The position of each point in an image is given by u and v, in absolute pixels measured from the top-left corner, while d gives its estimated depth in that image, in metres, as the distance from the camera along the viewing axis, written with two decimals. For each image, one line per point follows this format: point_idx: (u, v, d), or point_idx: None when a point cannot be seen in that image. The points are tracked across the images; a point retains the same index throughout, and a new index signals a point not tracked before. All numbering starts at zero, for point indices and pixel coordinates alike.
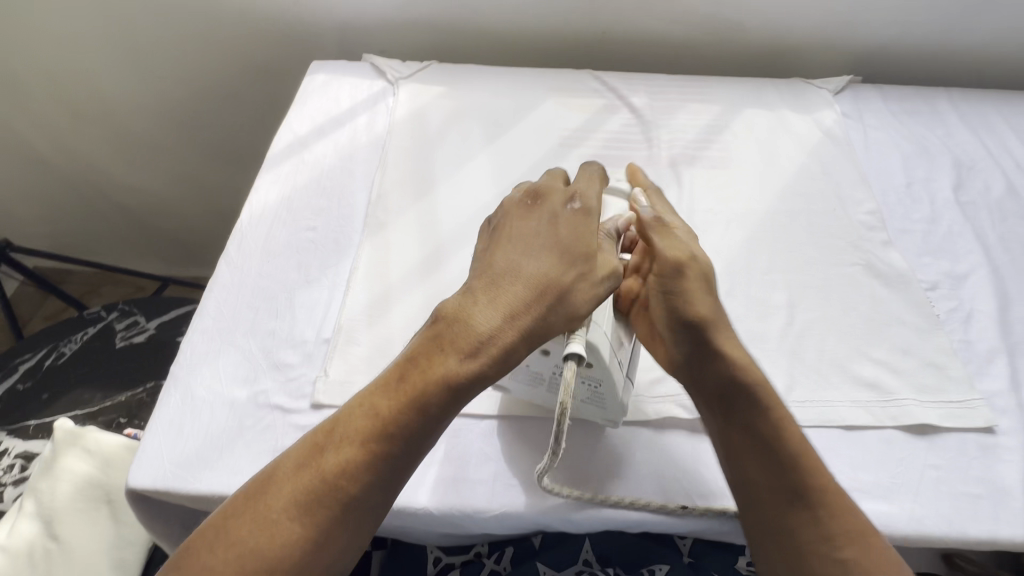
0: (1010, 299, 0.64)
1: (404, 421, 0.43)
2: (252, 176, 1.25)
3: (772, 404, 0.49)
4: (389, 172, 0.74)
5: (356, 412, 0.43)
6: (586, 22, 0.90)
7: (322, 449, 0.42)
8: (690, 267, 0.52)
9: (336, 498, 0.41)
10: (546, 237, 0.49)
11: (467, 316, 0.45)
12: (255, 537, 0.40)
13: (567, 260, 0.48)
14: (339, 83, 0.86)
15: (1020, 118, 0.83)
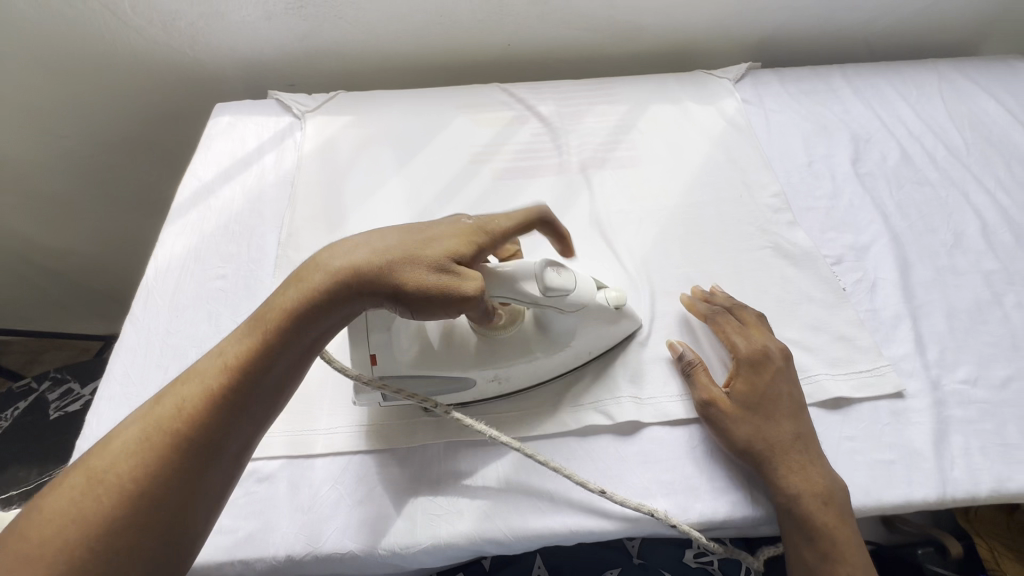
0: (910, 263, 0.66)
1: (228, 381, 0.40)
2: (161, 226, 1.24)
3: (812, 490, 0.49)
4: (299, 210, 0.73)
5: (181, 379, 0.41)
6: (489, 36, 0.91)
7: (136, 418, 0.39)
8: (717, 408, 0.53)
9: (147, 463, 0.37)
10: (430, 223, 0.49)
11: (319, 258, 0.45)
12: (39, 523, 0.35)
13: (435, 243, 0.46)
14: (245, 123, 0.84)
15: (909, 86, 0.87)
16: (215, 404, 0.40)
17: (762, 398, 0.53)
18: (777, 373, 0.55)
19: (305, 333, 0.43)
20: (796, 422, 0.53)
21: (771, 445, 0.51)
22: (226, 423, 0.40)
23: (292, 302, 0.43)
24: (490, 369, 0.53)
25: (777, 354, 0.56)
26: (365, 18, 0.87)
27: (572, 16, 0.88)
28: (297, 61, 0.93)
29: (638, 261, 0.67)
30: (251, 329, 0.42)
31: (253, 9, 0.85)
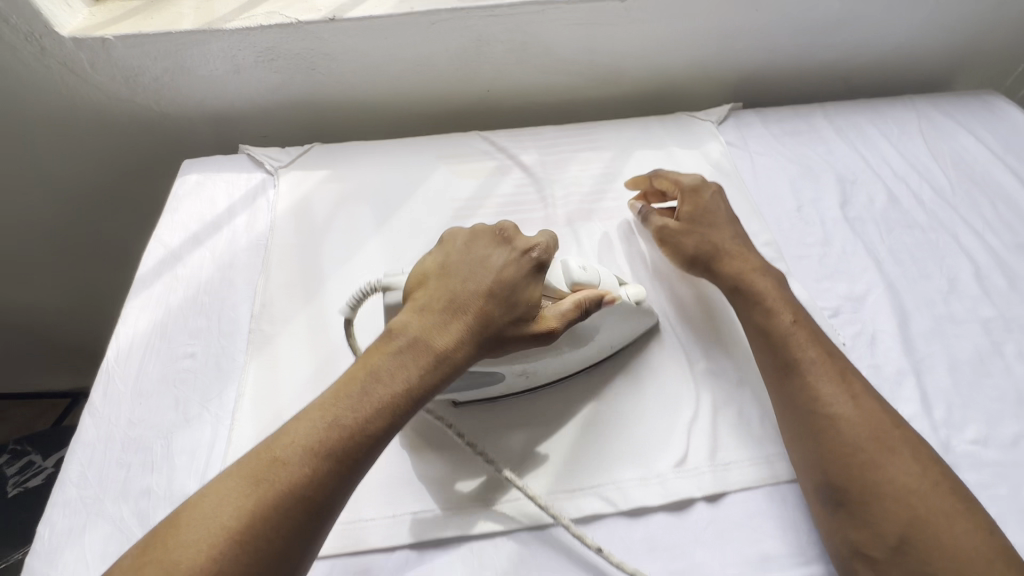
0: (908, 313, 0.65)
1: (313, 494, 0.42)
2: (127, 280, 1.18)
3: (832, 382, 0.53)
4: (273, 277, 0.69)
5: (248, 490, 0.41)
6: (466, 83, 0.89)
7: (266, 489, 0.41)
8: (666, 229, 0.68)
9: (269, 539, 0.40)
10: (487, 263, 0.53)
11: (411, 334, 0.49)
12: None
13: (502, 295, 0.52)
14: (214, 182, 0.80)
15: (888, 124, 0.87)
16: (302, 519, 0.42)
17: (703, 214, 0.69)
18: (712, 193, 0.70)
19: (378, 438, 0.46)
20: (724, 210, 0.70)
21: (714, 244, 0.65)
22: (325, 509, 0.43)
23: (364, 412, 0.45)
24: (520, 366, 0.55)
25: (711, 186, 0.71)
26: (339, 68, 0.84)
27: (550, 61, 0.87)
28: (269, 112, 0.90)
29: None
30: (327, 439, 0.44)
31: (222, 62, 0.81)
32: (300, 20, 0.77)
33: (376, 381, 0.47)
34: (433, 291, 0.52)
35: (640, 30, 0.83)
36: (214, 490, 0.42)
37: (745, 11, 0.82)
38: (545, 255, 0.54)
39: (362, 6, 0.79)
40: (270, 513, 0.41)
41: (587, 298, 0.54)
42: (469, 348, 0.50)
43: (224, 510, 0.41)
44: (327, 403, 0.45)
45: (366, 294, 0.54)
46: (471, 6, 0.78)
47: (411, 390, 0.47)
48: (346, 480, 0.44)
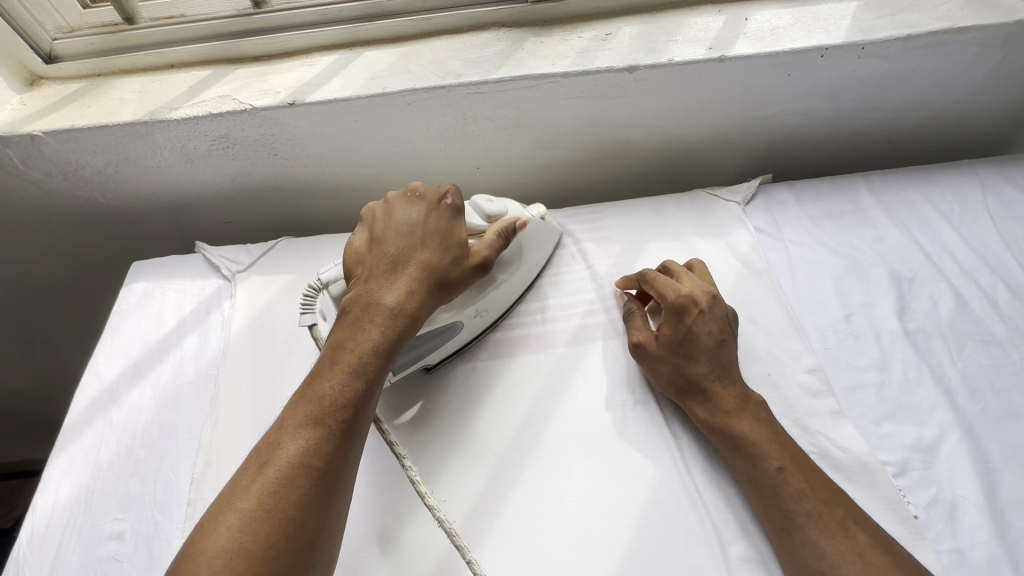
0: (994, 471, 0.52)
1: (314, 460, 0.43)
2: (84, 358, 1.07)
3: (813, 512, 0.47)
4: (221, 423, 0.58)
5: (254, 476, 0.42)
6: (454, 162, 0.78)
7: (280, 463, 0.43)
8: (645, 347, 0.59)
9: (294, 500, 0.41)
10: (413, 224, 0.56)
11: (366, 294, 0.52)
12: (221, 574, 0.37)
13: (435, 242, 0.55)
14: (163, 292, 0.70)
15: (947, 199, 0.74)
16: (311, 483, 0.42)
17: (682, 339, 0.58)
18: (700, 313, 0.58)
19: (361, 393, 0.47)
20: (715, 332, 0.58)
21: (688, 378, 0.56)
22: (337, 460, 0.44)
23: (341, 378, 0.47)
24: (473, 308, 0.60)
25: (701, 296, 0.60)
26: (305, 152, 0.74)
27: (547, 136, 0.75)
28: (232, 199, 0.80)
29: (650, 480, 0.53)
30: (314, 410, 0.45)
31: (171, 152, 0.72)
32: (255, 106, 0.67)
33: (344, 351, 0.49)
34: (373, 262, 0.54)
35: (650, 100, 0.72)
36: (225, 493, 0.42)
37: (774, 76, 0.70)
38: (457, 200, 0.58)
39: (326, 86, 0.68)
40: (278, 488, 0.42)
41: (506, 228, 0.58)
42: (423, 294, 0.53)
43: (243, 496, 0.41)
44: (308, 386, 0.47)
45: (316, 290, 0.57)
46: (452, 83, 0.67)
47: (379, 343, 0.49)
48: (342, 440, 0.45)
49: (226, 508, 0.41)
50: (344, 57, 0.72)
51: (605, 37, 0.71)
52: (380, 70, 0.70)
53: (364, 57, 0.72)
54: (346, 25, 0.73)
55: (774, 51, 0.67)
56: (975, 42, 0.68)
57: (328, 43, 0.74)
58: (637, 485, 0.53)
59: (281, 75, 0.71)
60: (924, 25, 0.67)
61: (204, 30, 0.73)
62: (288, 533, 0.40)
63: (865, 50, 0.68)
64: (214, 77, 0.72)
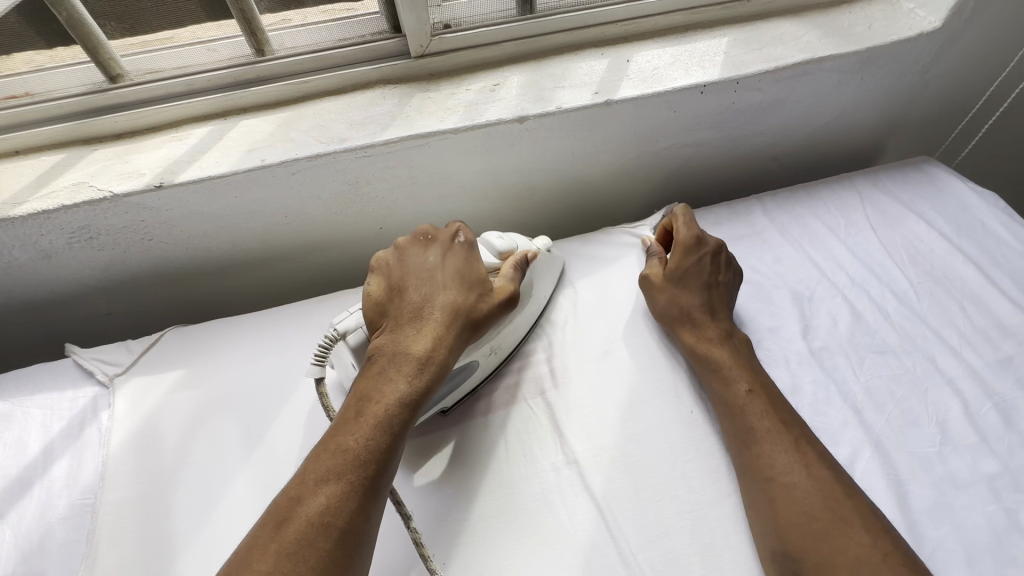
0: (904, 482, 0.54)
1: (335, 520, 0.43)
2: None
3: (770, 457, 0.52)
4: (101, 563, 0.51)
5: (272, 538, 0.42)
6: (354, 225, 0.74)
7: (300, 521, 0.42)
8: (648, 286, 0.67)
9: (314, 562, 0.41)
10: (432, 266, 0.58)
11: (391, 342, 0.52)
12: None
13: (461, 289, 0.56)
14: (25, 411, 0.61)
15: (832, 213, 0.78)
16: (331, 545, 0.42)
17: (685, 271, 0.66)
18: (705, 256, 0.67)
19: (386, 451, 0.47)
20: (714, 273, 0.67)
21: (683, 307, 0.64)
22: (361, 518, 0.44)
23: (367, 430, 0.47)
24: (485, 346, 0.59)
25: (710, 244, 0.68)
26: (186, 232, 0.68)
27: (449, 190, 0.74)
28: (108, 291, 0.72)
29: (584, 548, 0.51)
30: (337, 465, 0.45)
31: (22, 250, 0.63)
32: (116, 192, 0.61)
33: (369, 403, 0.49)
34: (397, 310, 0.55)
35: (547, 146, 0.71)
36: (243, 547, 0.42)
37: (661, 114, 0.72)
38: (476, 244, 0.60)
39: (198, 162, 0.63)
40: (297, 550, 0.41)
41: (518, 262, 0.62)
42: (447, 346, 0.53)
43: (263, 557, 0.41)
44: (332, 438, 0.47)
45: (333, 342, 0.55)
46: (337, 149, 0.63)
47: (404, 398, 0.50)
48: (364, 501, 0.44)
49: (244, 570, 0.40)
50: (217, 129, 0.67)
51: (493, 87, 0.70)
52: (259, 139, 0.65)
53: (241, 126, 0.67)
54: (217, 94, 0.68)
55: (658, 91, 0.69)
56: (835, 68, 0.73)
57: (199, 114, 0.69)
58: (571, 557, 0.51)
59: (147, 153, 0.65)
60: (788, 57, 0.71)
61: (50, 111, 0.65)
62: None
63: (739, 84, 0.71)
64: (68, 161, 0.65)
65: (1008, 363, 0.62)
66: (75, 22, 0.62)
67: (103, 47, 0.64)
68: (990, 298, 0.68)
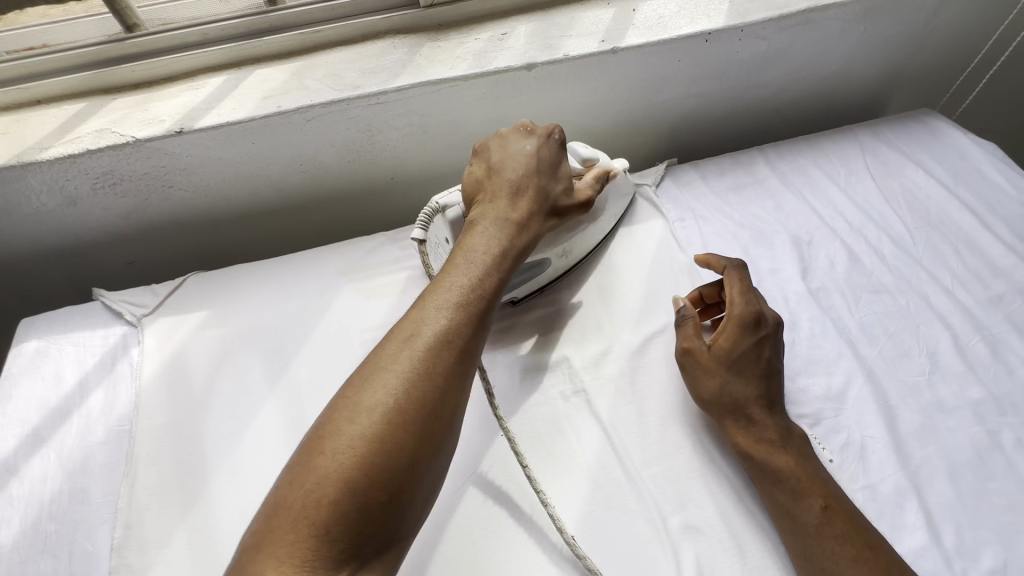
0: (893, 408, 0.57)
1: (457, 337, 0.45)
2: None
3: (803, 490, 0.50)
4: (141, 480, 0.55)
5: (401, 354, 0.43)
6: (366, 176, 0.76)
7: (423, 342, 0.44)
8: (690, 360, 0.57)
9: (436, 376, 0.43)
10: (528, 150, 0.58)
11: (492, 209, 0.54)
12: (375, 430, 0.40)
13: (550, 174, 0.58)
14: (60, 348, 0.64)
15: (833, 163, 0.80)
16: (453, 360, 0.44)
17: (736, 359, 0.57)
18: (765, 337, 0.58)
19: (495, 292, 0.50)
20: (770, 364, 0.57)
21: (735, 400, 0.55)
22: (472, 344, 0.46)
23: (479, 271, 0.49)
24: (560, 246, 0.63)
25: (768, 323, 0.58)
26: (204, 180, 0.70)
27: (458, 139, 0.75)
28: (131, 238, 0.75)
29: (590, 466, 0.55)
30: (457, 297, 0.47)
31: (49, 195, 0.66)
32: (138, 137, 0.63)
33: (476, 253, 0.51)
34: (497, 182, 0.56)
35: (554, 94, 0.73)
36: (369, 358, 0.44)
37: (667, 62, 0.73)
38: (564, 137, 0.61)
39: (216, 109, 0.65)
40: (426, 362, 0.43)
41: (600, 172, 0.64)
42: (540, 217, 0.56)
43: (393, 372, 0.42)
44: (443, 276, 0.49)
45: (430, 216, 0.60)
46: (351, 96, 0.65)
47: (507, 250, 0.52)
48: (478, 328, 0.47)
49: (376, 382, 0.42)
50: (233, 77, 0.69)
51: (502, 36, 0.71)
52: (274, 87, 0.67)
53: (255, 75, 0.69)
54: (231, 44, 0.69)
55: (663, 39, 0.70)
56: (839, 17, 0.74)
57: (214, 64, 0.70)
58: (576, 473, 0.54)
59: (165, 101, 0.67)
60: (793, 5, 0.72)
61: (69, 61, 0.67)
62: (434, 402, 0.42)
63: (744, 32, 0.72)
64: (89, 110, 0.66)
65: (998, 301, 0.65)
66: None
67: None
68: (984, 240, 0.70)
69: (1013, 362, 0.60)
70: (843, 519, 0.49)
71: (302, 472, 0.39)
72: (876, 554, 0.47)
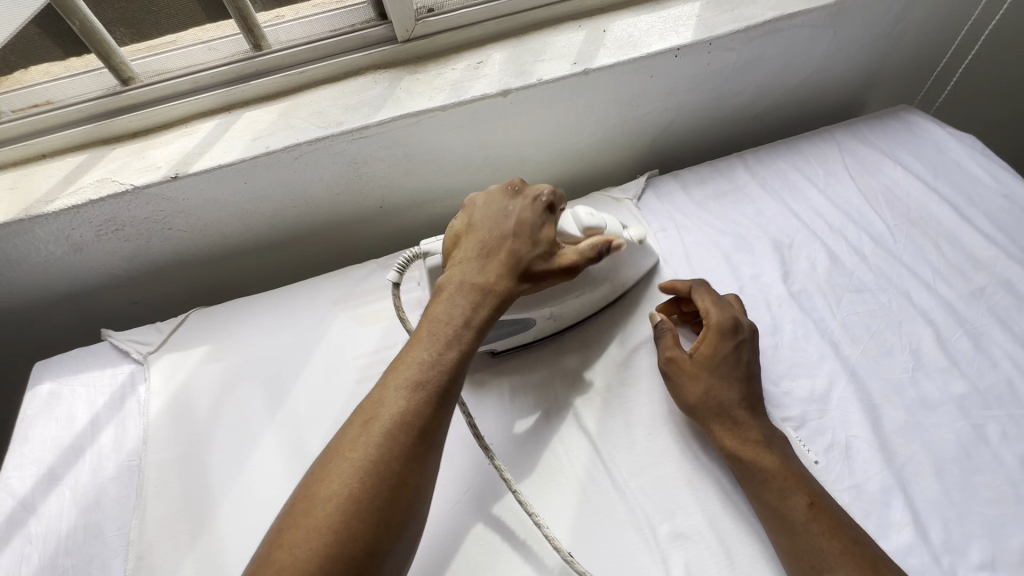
0: (877, 406, 0.58)
1: (412, 423, 0.46)
2: None
3: (786, 488, 0.51)
4: (150, 512, 0.57)
5: (360, 437, 0.45)
6: (355, 205, 0.79)
7: (381, 428, 0.46)
8: (676, 368, 0.59)
9: (391, 465, 0.44)
10: (503, 214, 0.58)
11: (461, 279, 0.54)
12: (326, 516, 0.42)
13: (526, 237, 0.56)
14: (72, 389, 0.67)
15: (812, 165, 0.81)
16: (408, 447, 0.45)
17: (718, 361, 0.58)
18: (744, 342, 0.60)
19: (459, 367, 0.50)
20: (750, 365, 0.59)
21: (720, 403, 0.56)
22: (430, 431, 0.47)
23: (439, 350, 0.50)
24: (546, 309, 0.62)
25: (743, 329, 0.60)
26: (201, 220, 0.73)
27: (441, 164, 0.78)
28: (136, 279, 0.78)
29: (580, 479, 0.56)
30: (414, 378, 0.48)
31: (56, 244, 0.69)
32: (135, 185, 0.66)
33: (439, 326, 0.51)
34: (468, 248, 0.57)
35: (531, 117, 0.75)
36: (335, 439, 0.47)
37: (638, 79, 0.75)
38: (554, 197, 0.59)
39: (208, 153, 0.68)
40: (380, 448, 0.45)
41: (600, 243, 0.60)
42: (513, 281, 0.55)
43: (352, 456, 0.45)
44: (407, 353, 0.50)
45: (411, 259, 0.62)
46: (334, 132, 0.68)
47: (470, 323, 0.52)
48: (436, 412, 0.47)
49: (336, 465, 0.44)
50: (224, 121, 0.72)
51: (477, 65, 0.74)
52: (261, 129, 0.70)
53: (244, 118, 0.72)
54: (220, 89, 0.73)
55: (633, 58, 0.72)
56: (806, 24, 0.76)
57: (206, 109, 0.74)
58: (566, 486, 0.56)
59: (161, 148, 0.70)
60: (759, 16, 0.74)
61: (70, 116, 0.71)
62: (385, 493, 0.43)
63: (712, 45, 0.74)
64: (89, 161, 0.70)
65: (980, 294, 0.65)
66: (87, 30, 0.65)
67: (115, 53, 0.68)
68: (964, 234, 0.70)
69: (997, 354, 0.60)
70: (828, 515, 0.49)
71: (262, 548, 0.42)
72: (863, 549, 0.47)
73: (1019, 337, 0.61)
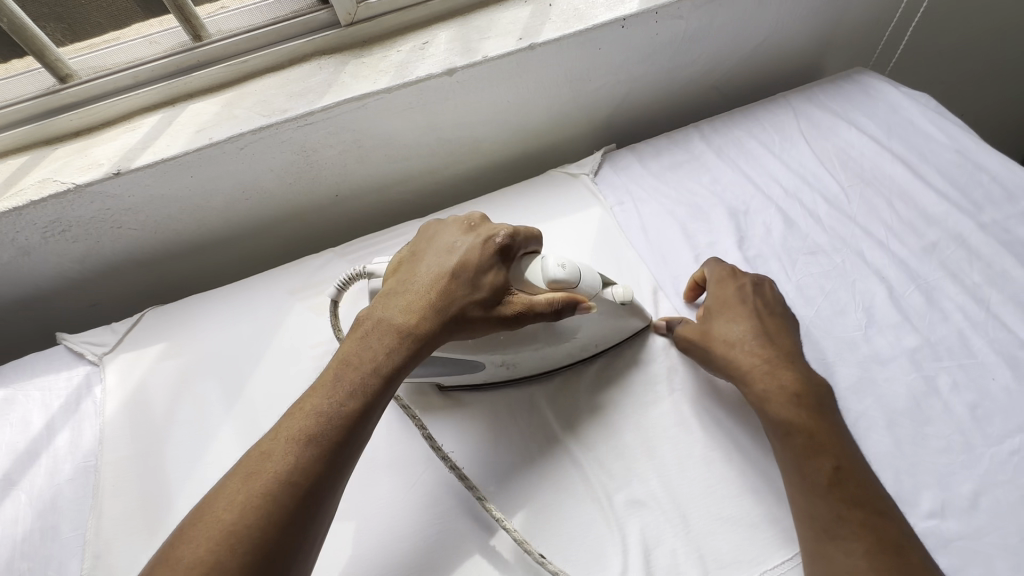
0: (830, 365, 0.58)
1: (298, 479, 0.42)
2: None
3: (815, 452, 0.48)
4: (107, 512, 0.56)
5: (247, 479, 0.42)
6: (310, 194, 0.78)
7: (268, 475, 0.42)
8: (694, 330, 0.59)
9: (270, 521, 0.40)
10: (449, 249, 0.56)
11: (387, 317, 0.51)
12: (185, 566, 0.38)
13: (465, 277, 0.53)
14: (26, 394, 0.66)
15: (768, 132, 0.81)
16: (288, 505, 0.41)
17: (727, 307, 0.60)
18: (746, 285, 0.61)
19: (346, 429, 0.45)
20: (763, 306, 0.59)
21: (738, 346, 0.56)
22: (319, 492, 0.42)
23: (343, 395, 0.46)
24: (496, 356, 0.57)
25: (744, 274, 0.62)
26: (151, 217, 0.72)
27: (394, 148, 0.77)
28: (91, 281, 0.77)
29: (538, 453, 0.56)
30: (309, 424, 0.44)
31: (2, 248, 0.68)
32: (77, 183, 0.65)
33: (353, 365, 0.48)
34: (403, 277, 0.55)
35: (481, 95, 0.74)
36: (223, 480, 0.43)
37: (587, 51, 0.74)
38: (510, 238, 0.56)
39: (151, 147, 0.67)
40: (258, 500, 0.40)
41: (562, 301, 0.53)
42: (433, 323, 0.51)
43: (230, 501, 0.41)
44: (311, 393, 0.47)
45: (354, 277, 0.60)
46: (278, 120, 0.67)
47: (382, 368, 0.48)
48: (326, 470, 0.43)
49: (219, 506, 0.41)
50: (168, 115, 0.71)
51: (422, 46, 0.73)
52: (205, 120, 0.69)
53: (188, 111, 0.71)
54: (162, 83, 0.72)
55: (579, 30, 0.71)
56: None
57: (149, 104, 0.73)
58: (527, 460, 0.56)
59: (104, 145, 0.69)
60: None
61: (10, 116, 0.69)
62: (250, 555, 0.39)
63: (660, 13, 0.73)
64: (32, 162, 0.69)
65: (932, 249, 0.65)
66: (16, 27, 0.64)
67: (48, 50, 0.67)
68: (917, 191, 0.71)
69: (948, 307, 0.61)
70: (861, 487, 0.46)
71: None
72: (887, 523, 0.45)
73: (971, 290, 0.61)
